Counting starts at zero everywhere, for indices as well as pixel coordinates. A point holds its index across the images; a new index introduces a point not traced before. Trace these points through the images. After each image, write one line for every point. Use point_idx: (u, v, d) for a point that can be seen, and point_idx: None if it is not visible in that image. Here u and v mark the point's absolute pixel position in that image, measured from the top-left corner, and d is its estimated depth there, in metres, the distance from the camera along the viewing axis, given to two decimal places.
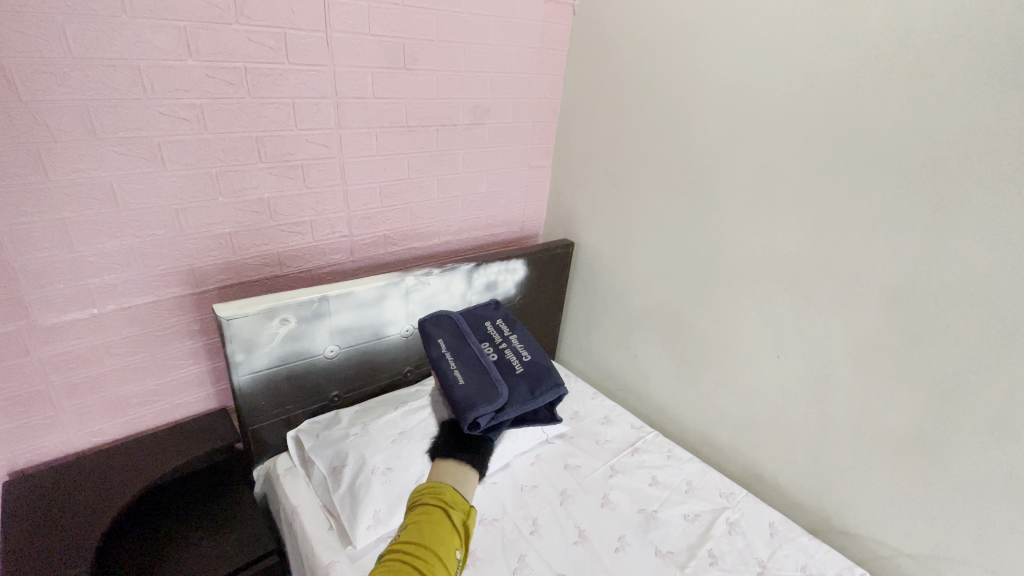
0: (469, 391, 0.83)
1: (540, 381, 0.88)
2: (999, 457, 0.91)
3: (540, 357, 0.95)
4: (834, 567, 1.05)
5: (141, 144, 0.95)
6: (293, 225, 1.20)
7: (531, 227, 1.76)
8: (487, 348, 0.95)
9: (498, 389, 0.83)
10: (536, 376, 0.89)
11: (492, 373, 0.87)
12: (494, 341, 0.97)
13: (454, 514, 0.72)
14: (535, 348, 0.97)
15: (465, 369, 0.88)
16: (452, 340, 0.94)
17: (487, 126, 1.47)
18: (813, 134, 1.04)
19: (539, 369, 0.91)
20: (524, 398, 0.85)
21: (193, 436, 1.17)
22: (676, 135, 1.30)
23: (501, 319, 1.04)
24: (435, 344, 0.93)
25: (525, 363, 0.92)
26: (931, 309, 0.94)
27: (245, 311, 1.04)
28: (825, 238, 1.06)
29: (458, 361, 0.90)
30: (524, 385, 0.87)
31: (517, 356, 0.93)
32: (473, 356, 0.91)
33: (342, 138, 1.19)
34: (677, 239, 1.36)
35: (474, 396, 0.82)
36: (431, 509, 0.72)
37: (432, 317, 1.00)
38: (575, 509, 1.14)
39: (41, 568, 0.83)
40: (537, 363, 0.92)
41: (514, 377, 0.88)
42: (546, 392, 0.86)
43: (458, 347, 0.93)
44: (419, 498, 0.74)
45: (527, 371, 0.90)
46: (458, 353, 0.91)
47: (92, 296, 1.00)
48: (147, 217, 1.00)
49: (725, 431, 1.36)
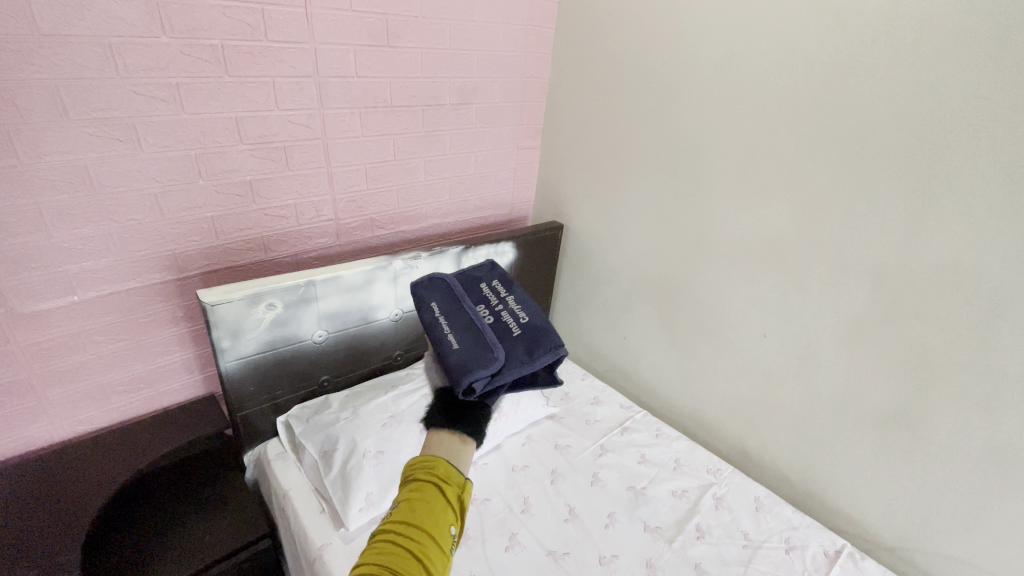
0: (463, 355, 0.78)
1: (539, 342, 0.82)
2: (978, 429, 0.93)
3: (540, 317, 0.88)
4: (816, 539, 1.09)
5: (116, 125, 0.92)
6: (277, 209, 1.18)
7: (520, 210, 1.75)
8: (482, 310, 0.88)
9: (493, 353, 0.78)
10: (534, 337, 0.83)
11: (488, 335, 0.81)
12: (489, 302, 0.90)
13: (448, 489, 0.71)
14: (535, 309, 0.90)
15: (459, 333, 0.82)
16: (446, 303, 0.88)
17: (473, 105, 1.44)
18: (803, 113, 1.04)
19: (537, 330, 0.84)
20: (521, 360, 0.79)
21: (181, 422, 1.16)
22: (665, 111, 1.28)
23: (498, 279, 0.95)
24: (427, 308, 0.88)
25: (523, 324, 0.86)
26: (917, 285, 0.95)
27: (230, 297, 1.02)
28: (812, 216, 1.07)
29: (452, 324, 0.84)
30: (522, 347, 0.81)
31: (515, 316, 0.87)
32: (467, 318, 0.85)
33: (326, 119, 1.17)
34: (666, 220, 1.35)
35: (468, 359, 0.77)
36: (424, 486, 0.71)
37: (423, 282, 0.94)
38: (565, 488, 1.16)
39: (49, 546, 0.85)
40: (537, 324, 0.85)
41: (511, 340, 0.82)
42: (545, 353, 0.81)
43: (453, 310, 0.87)
44: (413, 472, 0.74)
45: (526, 332, 0.84)
46: (453, 317, 0.85)
47: (72, 282, 0.98)
48: (124, 202, 0.98)
49: (711, 408, 1.39)
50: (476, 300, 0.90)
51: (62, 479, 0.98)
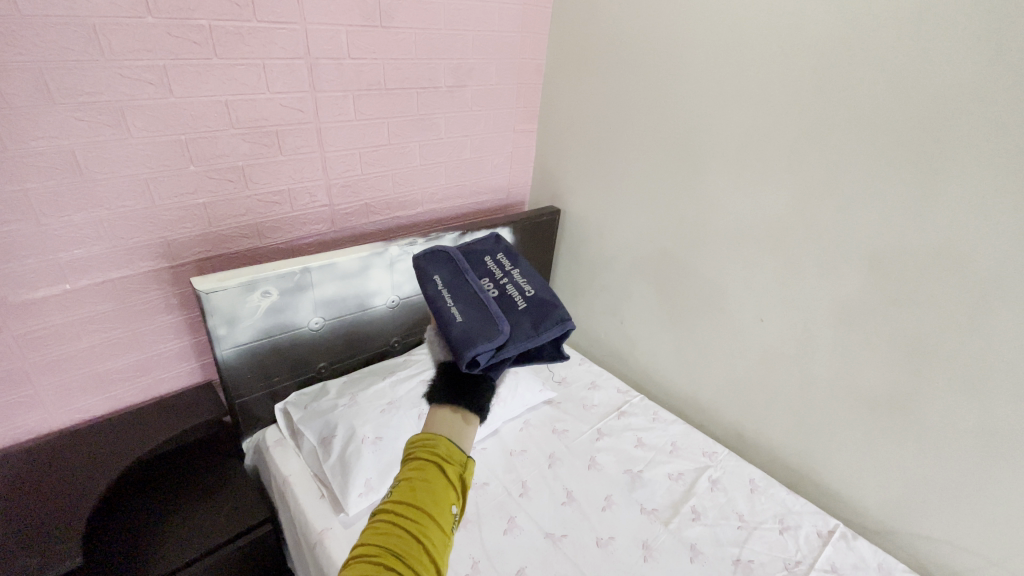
0: (467, 327, 0.75)
1: (545, 316, 0.80)
2: (970, 411, 0.94)
3: (545, 291, 0.85)
4: (810, 519, 1.11)
5: (103, 109, 0.90)
6: (271, 195, 1.16)
7: (516, 194, 1.74)
8: (486, 283, 0.85)
9: (499, 326, 0.76)
10: (541, 311, 0.81)
11: (493, 309, 0.78)
12: (493, 276, 0.87)
13: (449, 469, 0.70)
14: (540, 283, 0.88)
15: (463, 305, 0.79)
16: (448, 274, 0.85)
17: (469, 88, 1.42)
18: (803, 95, 1.02)
19: (543, 303, 0.82)
20: (527, 334, 0.77)
21: (179, 409, 1.16)
22: (663, 93, 1.26)
23: (502, 252, 0.93)
24: (429, 279, 0.84)
25: (529, 297, 0.83)
26: (914, 269, 0.95)
27: (224, 284, 1.01)
28: (810, 200, 1.06)
29: (455, 296, 0.81)
30: (527, 321, 0.79)
31: (520, 290, 0.84)
32: (471, 291, 0.82)
33: (318, 102, 1.15)
34: (664, 204, 1.34)
35: (473, 332, 0.74)
36: (425, 465, 0.70)
37: (424, 252, 0.90)
38: (563, 471, 1.17)
39: (50, 534, 0.85)
40: (543, 297, 0.83)
41: (516, 313, 0.80)
42: (552, 327, 0.79)
43: (455, 282, 0.84)
44: (413, 451, 0.73)
45: (532, 305, 0.81)
46: (456, 288, 0.82)
47: (64, 271, 0.97)
48: (115, 188, 0.96)
49: (707, 391, 1.40)
50: (480, 272, 0.87)
51: (62, 467, 0.99)
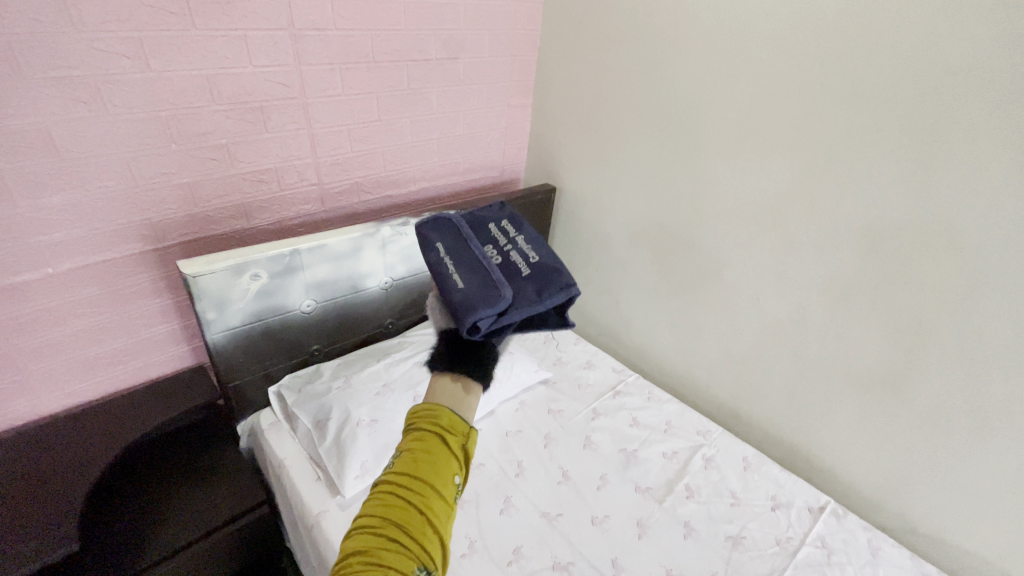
0: (469, 292, 0.73)
1: (549, 282, 0.78)
2: (963, 390, 0.95)
3: (549, 259, 0.84)
4: (802, 496, 1.12)
5: (78, 85, 0.86)
6: (257, 174, 1.12)
7: (511, 172, 1.70)
8: (490, 251, 0.84)
9: (501, 292, 0.74)
10: (544, 278, 0.79)
11: (495, 275, 0.76)
12: (497, 244, 0.86)
13: (452, 441, 0.68)
14: (544, 251, 0.86)
15: (465, 271, 0.78)
16: (451, 242, 0.83)
17: (461, 61, 1.36)
18: (806, 69, 0.99)
19: (547, 271, 0.80)
20: (530, 300, 0.75)
21: (172, 393, 1.15)
22: (662, 66, 1.23)
23: (506, 222, 0.92)
24: (431, 246, 0.83)
25: (532, 266, 0.82)
26: (914, 250, 0.94)
27: (212, 268, 0.99)
28: (810, 178, 1.04)
29: (457, 262, 0.79)
30: (531, 288, 0.77)
31: (524, 258, 0.83)
32: (473, 257, 0.80)
33: (304, 76, 1.10)
34: (661, 182, 1.32)
35: (474, 297, 0.72)
36: (428, 436, 0.68)
37: (428, 221, 0.89)
38: (558, 451, 1.18)
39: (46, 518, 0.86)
40: (547, 265, 0.82)
41: (519, 280, 0.78)
42: (556, 293, 0.77)
43: (457, 249, 0.82)
44: (415, 421, 0.70)
45: (535, 273, 0.80)
46: (458, 255, 0.81)
47: (45, 254, 0.94)
48: (94, 168, 0.92)
49: (702, 370, 1.40)
50: (483, 241, 0.86)
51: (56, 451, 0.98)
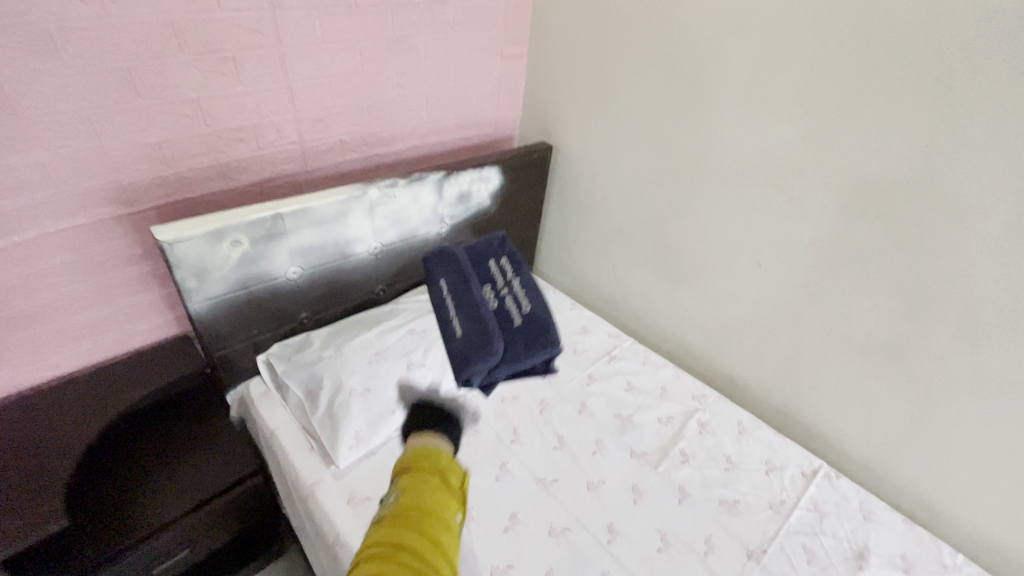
0: (463, 346, 0.78)
1: (539, 336, 0.80)
2: (964, 356, 0.94)
3: (545, 306, 0.84)
4: (795, 460, 1.13)
5: (28, 32, 0.78)
6: (233, 132, 1.05)
7: (505, 129, 1.61)
8: (489, 292, 0.86)
9: (493, 345, 0.77)
10: (537, 330, 0.81)
11: (489, 325, 0.79)
12: (496, 283, 0.87)
13: (451, 474, 0.64)
14: (541, 293, 0.87)
15: (462, 315, 0.82)
16: (452, 279, 0.87)
17: (450, 5, 1.26)
18: (823, 16, 0.92)
19: (541, 321, 0.82)
20: (518, 354, 0.79)
21: (159, 362, 1.13)
22: (667, 12, 1.14)
23: (507, 258, 0.92)
24: (435, 284, 0.88)
25: (527, 313, 0.83)
26: (925, 213, 0.90)
27: (189, 234, 0.94)
28: (821, 136, 0.99)
29: (456, 305, 0.83)
30: (522, 340, 0.80)
31: (520, 304, 0.84)
32: (472, 300, 0.83)
33: (278, 21, 1.01)
34: (662, 141, 1.26)
35: (467, 351, 0.78)
36: (423, 465, 0.64)
37: (434, 252, 0.92)
38: (553, 417, 1.17)
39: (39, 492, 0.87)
40: (540, 315, 0.82)
41: (512, 331, 0.81)
42: (543, 350, 0.80)
43: (457, 289, 0.85)
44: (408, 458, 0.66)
45: (527, 323, 0.81)
46: (457, 297, 0.84)
47: (9, 220, 0.88)
48: (54, 126, 0.85)
49: (699, 335, 1.39)
50: (482, 279, 0.88)
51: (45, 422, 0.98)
